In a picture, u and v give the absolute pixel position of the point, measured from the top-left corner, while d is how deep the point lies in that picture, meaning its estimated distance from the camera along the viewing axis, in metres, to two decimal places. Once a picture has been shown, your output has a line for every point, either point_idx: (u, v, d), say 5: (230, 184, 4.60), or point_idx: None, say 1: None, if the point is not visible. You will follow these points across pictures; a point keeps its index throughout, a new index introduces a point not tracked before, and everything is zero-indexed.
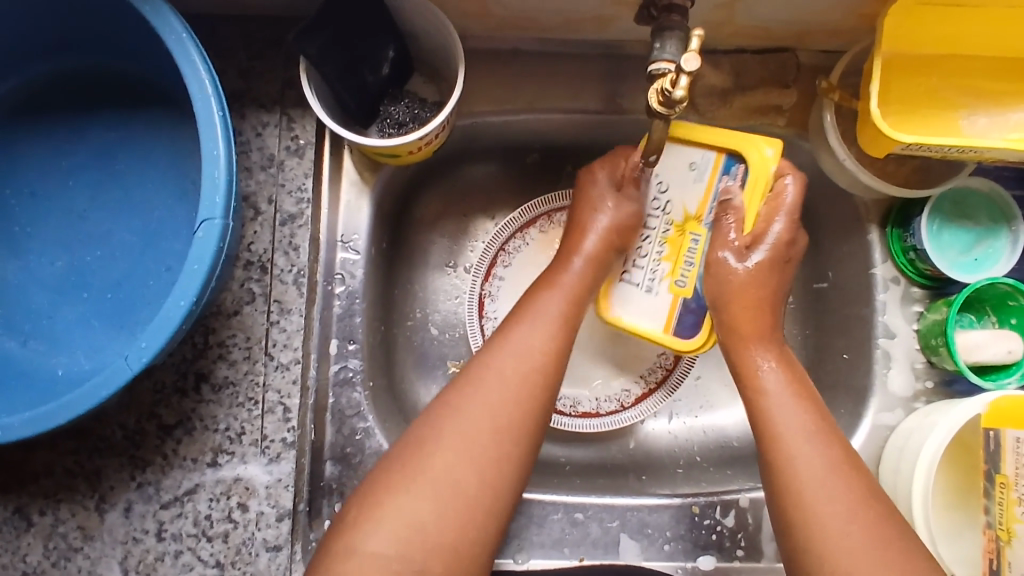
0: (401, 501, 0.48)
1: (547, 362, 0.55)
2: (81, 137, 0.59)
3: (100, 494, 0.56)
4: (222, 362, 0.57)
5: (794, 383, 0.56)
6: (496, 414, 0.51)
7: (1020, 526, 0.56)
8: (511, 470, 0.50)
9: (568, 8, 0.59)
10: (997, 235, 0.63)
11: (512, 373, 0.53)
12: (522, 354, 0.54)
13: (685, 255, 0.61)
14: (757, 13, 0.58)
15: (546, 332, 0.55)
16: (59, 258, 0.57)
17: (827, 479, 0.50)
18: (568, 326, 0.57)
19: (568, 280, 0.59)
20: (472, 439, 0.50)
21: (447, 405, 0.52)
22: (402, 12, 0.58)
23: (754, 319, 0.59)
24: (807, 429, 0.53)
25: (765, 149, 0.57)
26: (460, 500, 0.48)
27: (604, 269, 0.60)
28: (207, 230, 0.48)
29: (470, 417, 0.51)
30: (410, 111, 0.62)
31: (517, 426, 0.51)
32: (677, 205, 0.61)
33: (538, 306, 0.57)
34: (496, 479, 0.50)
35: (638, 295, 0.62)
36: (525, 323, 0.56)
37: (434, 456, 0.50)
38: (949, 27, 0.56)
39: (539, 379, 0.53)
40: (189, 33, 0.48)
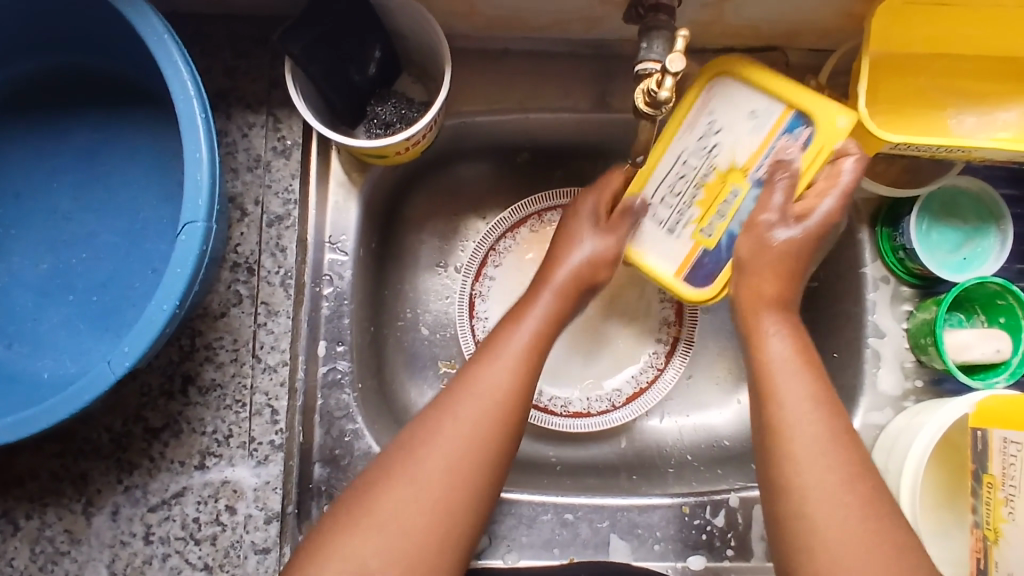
0: (351, 545, 0.47)
1: (514, 392, 0.53)
2: (67, 138, 0.58)
3: (87, 497, 0.55)
4: (209, 364, 0.57)
5: (802, 356, 0.52)
6: (453, 460, 0.50)
7: (1007, 526, 0.52)
8: (466, 508, 0.50)
9: (555, 7, 0.59)
10: (986, 234, 0.63)
11: (472, 416, 0.51)
12: (483, 389, 0.53)
13: (718, 207, 0.58)
14: (745, 12, 0.58)
15: (513, 366, 0.54)
16: (43, 261, 0.57)
17: (826, 460, 0.48)
18: (538, 353, 0.56)
19: (536, 312, 0.58)
20: (422, 484, 0.49)
21: (414, 441, 0.51)
22: (388, 12, 0.58)
23: (771, 287, 0.55)
24: (808, 402, 0.50)
25: (838, 116, 0.52)
26: (410, 544, 0.48)
27: (569, 298, 0.60)
28: (189, 233, 0.47)
29: (434, 459, 0.50)
30: (398, 111, 0.62)
31: (476, 466, 0.50)
32: (728, 152, 0.57)
33: (505, 336, 0.56)
34: (445, 526, 0.49)
35: (659, 234, 0.60)
36: (488, 364, 0.54)
37: (380, 502, 0.49)
38: (937, 26, 0.56)
39: (508, 413, 0.52)
40: (171, 33, 0.48)
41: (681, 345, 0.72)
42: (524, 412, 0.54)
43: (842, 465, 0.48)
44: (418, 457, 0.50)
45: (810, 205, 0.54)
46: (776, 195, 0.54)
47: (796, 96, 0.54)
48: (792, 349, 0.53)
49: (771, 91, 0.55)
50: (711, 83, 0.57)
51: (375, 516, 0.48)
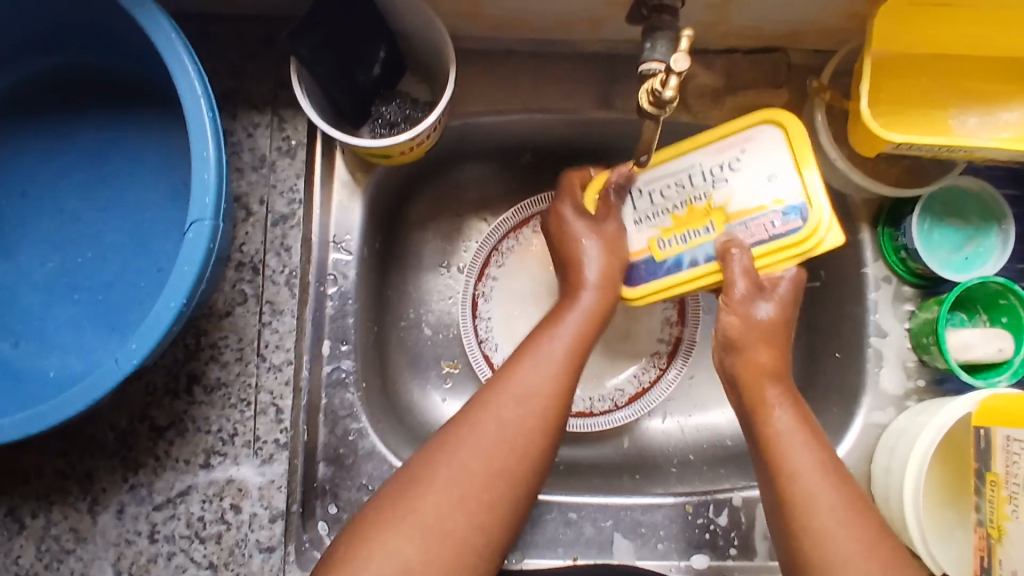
0: (393, 543, 0.47)
1: (558, 396, 0.54)
2: (73, 137, 0.59)
3: (92, 496, 0.56)
4: (214, 363, 0.57)
5: (804, 423, 0.54)
6: (492, 458, 0.51)
7: (1011, 524, 0.52)
8: (507, 511, 0.51)
9: (560, 8, 0.59)
10: (988, 234, 0.63)
11: (510, 421, 0.52)
12: (527, 391, 0.53)
13: (687, 230, 0.58)
14: (748, 12, 0.58)
15: (554, 369, 0.54)
16: (50, 260, 0.57)
17: (840, 522, 0.49)
18: (576, 363, 0.56)
19: (574, 311, 0.58)
20: (466, 484, 0.50)
21: (450, 438, 0.52)
22: (393, 12, 0.58)
23: (769, 352, 0.56)
24: (818, 470, 0.51)
25: (829, 236, 0.55)
26: (452, 545, 0.48)
27: (609, 294, 0.58)
28: (196, 231, 0.48)
29: (481, 453, 0.51)
30: (402, 111, 0.62)
31: (517, 466, 0.51)
32: (728, 189, 0.57)
33: (540, 341, 0.56)
34: (488, 525, 0.50)
35: (625, 221, 0.60)
36: (530, 363, 0.55)
37: (422, 500, 0.49)
38: (939, 26, 0.56)
39: (553, 413, 0.53)
40: (178, 33, 0.48)
41: (683, 345, 0.73)
42: (565, 412, 0.55)
43: (864, 530, 0.49)
44: (460, 455, 0.51)
45: (772, 281, 0.57)
46: (734, 274, 0.55)
47: (813, 198, 0.55)
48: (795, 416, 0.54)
49: (794, 154, 0.56)
50: (758, 121, 0.57)
51: (416, 516, 0.48)
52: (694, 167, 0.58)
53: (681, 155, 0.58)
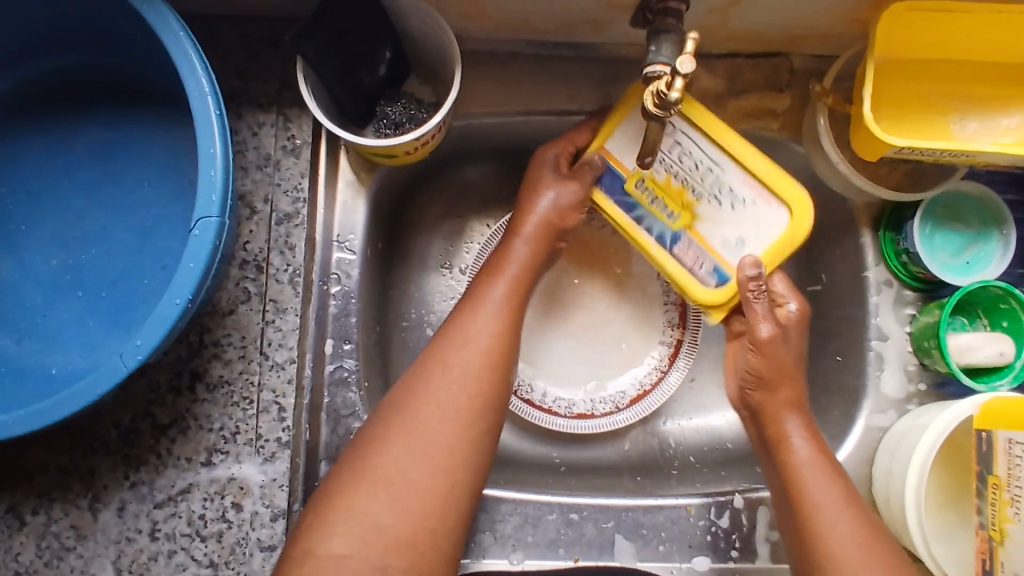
0: (364, 502, 0.49)
1: (500, 342, 0.56)
2: (79, 135, 0.59)
3: (93, 494, 0.56)
4: (216, 361, 0.57)
5: (823, 453, 0.56)
6: (448, 409, 0.52)
7: (1013, 526, 0.55)
8: (472, 461, 0.52)
9: (564, 11, 0.59)
10: (989, 238, 0.63)
11: (464, 371, 0.54)
12: (472, 337, 0.55)
13: (661, 196, 0.57)
14: (751, 17, 0.59)
15: (497, 314, 0.57)
16: (53, 257, 0.57)
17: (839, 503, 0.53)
18: (515, 325, 0.57)
19: (513, 261, 0.60)
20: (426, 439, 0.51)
21: (413, 391, 0.53)
22: (399, 14, 0.58)
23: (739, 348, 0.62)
24: (837, 503, 0.53)
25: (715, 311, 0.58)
26: (421, 497, 0.50)
27: (543, 243, 0.61)
28: (202, 228, 0.48)
29: (438, 400, 0.53)
30: (406, 112, 0.63)
31: (469, 412, 0.53)
32: (716, 212, 0.56)
33: (487, 291, 0.58)
34: (453, 477, 0.51)
35: (654, 137, 0.56)
36: (473, 314, 0.57)
37: (383, 454, 0.50)
38: (941, 31, 0.56)
39: (496, 355, 0.55)
40: (186, 31, 0.48)
41: (685, 346, 0.72)
42: (513, 354, 0.57)
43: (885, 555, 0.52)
44: (416, 411, 0.52)
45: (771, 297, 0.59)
46: (757, 307, 0.56)
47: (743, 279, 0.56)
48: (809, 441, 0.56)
49: (770, 251, 0.55)
50: (789, 206, 0.54)
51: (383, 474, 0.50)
52: (719, 171, 0.55)
53: (716, 147, 0.55)
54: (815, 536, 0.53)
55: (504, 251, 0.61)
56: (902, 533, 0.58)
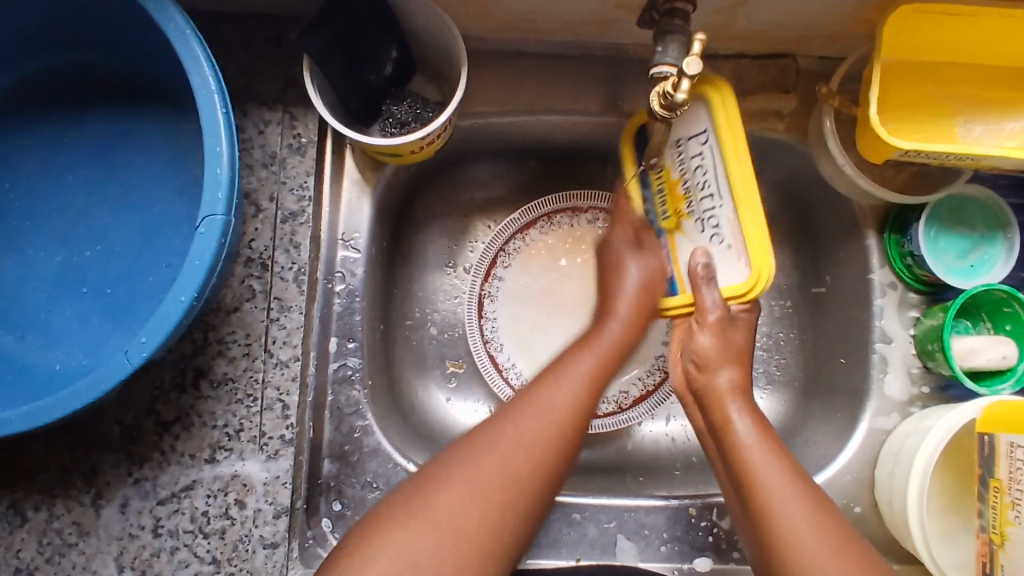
0: (421, 527, 0.48)
1: (580, 410, 0.55)
2: (83, 131, 0.59)
3: (96, 490, 0.56)
4: (221, 359, 0.57)
5: (765, 433, 0.54)
6: (507, 456, 0.51)
7: (1014, 530, 0.53)
8: (516, 514, 0.50)
9: (570, 11, 0.59)
10: (993, 241, 0.63)
11: (528, 430, 0.53)
12: (549, 404, 0.54)
13: (671, 186, 0.58)
14: (757, 18, 0.58)
15: (576, 387, 0.56)
16: (58, 254, 0.57)
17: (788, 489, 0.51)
18: (588, 396, 0.56)
19: (602, 342, 0.60)
20: (488, 489, 0.50)
21: (484, 433, 0.53)
22: (404, 12, 0.58)
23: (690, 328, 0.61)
24: (783, 481, 0.52)
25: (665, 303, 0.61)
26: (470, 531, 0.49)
27: (636, 329, 0.61)
28: (208, 226, 0.48)
29: (506, 453, 0.52)
30: (412, 111, 0.63)
31: (534, 471, 0.52)
32: (694, 229, 0.57)
33: (570, 361, 0.58)
34: (496, 529, 0.50)
35: (693, 124, 0.55)
36: (559, 381, 0.56)
37: (440, 494, 0.49)
38: (948, 34, 0.56)
39: (571, 430, 0.54)
40: (193, 29, 0.48)
41: None
42: (582, 435, 0.55)
43: (831, 530, 0.50)
44: (479, 457, 0.51)
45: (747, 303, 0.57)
46: (706, 296, 0.55)
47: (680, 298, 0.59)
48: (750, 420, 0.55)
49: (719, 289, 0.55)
50: (750, 270, 0.52)
51: (440, 503, 0.49)
52: (717, 202, 0.53)
53: (725, 181, 0.52)
54: (764, 518, 0.51)
55: (595, 332, 0.61)
56: (904, 536, 0.58)
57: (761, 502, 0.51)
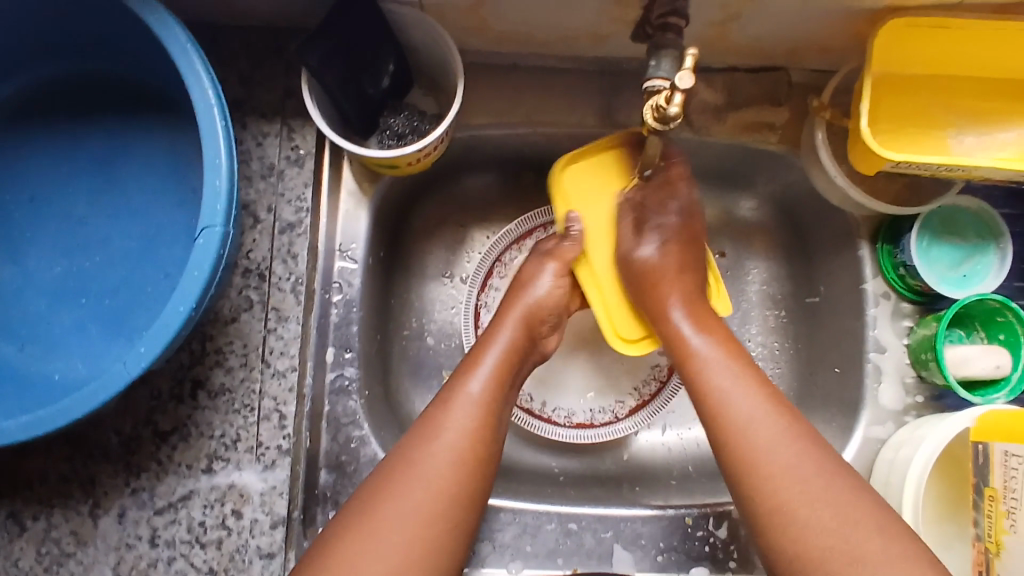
0: (361, 551, 0.49)
1: (474, 438, 0.54)
2: (85, 142, 0.59)
3: (94, 500, 0.56)
4: (218, 369, 0.58)
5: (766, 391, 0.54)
6: (416, 511, 0.51)
7: (1009, 538, 0.55)
8: (441, 548, 0.51)
9: (565, 25, 0.60)
10: (985, 251, 0.64)
11: (432, 473, 0.52)
12: (447, 438, 0.53)
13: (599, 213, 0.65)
14: (750, 31, 0.59)
15: (472, 410, 0.55)
16: (58, 264, 0.58)
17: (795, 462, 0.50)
18: (497, 397, 0.57)
19: (492, 351, 0.59)
20: (426, 484, 0.52)
21: (379, 495, 0.51)
22: (403, 26, 0.59)
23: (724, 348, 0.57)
24: (816, 475, 0.50)
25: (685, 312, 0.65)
26: (417, 523, 0.50)
27: (524, 331, 0.61)
28: (207, 237, 0.48)
29: (406, 503, 0.51)
30: (410, 123, 0.63)
31: (440, 513, 0.51)
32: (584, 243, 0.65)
33: (462, 382, 0.57)
34: (444, 511, 0.51)
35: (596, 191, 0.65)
36: (470, 374, 0.57)
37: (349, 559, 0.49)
38: (938, 47, 0.57)
39: (472, 449, 0.54)
40: (194, 43, 0.49)
41: None
42: (490, 449, 0.55)
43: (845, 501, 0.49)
44: (389, 508, 0.51)
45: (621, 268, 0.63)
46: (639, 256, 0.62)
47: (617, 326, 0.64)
48: (761, 401, 0.53)
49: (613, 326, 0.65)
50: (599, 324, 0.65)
51: (380, 524, 0.50)
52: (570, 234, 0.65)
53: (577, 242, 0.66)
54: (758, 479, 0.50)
55: (485, 342, 0.60)
56: None
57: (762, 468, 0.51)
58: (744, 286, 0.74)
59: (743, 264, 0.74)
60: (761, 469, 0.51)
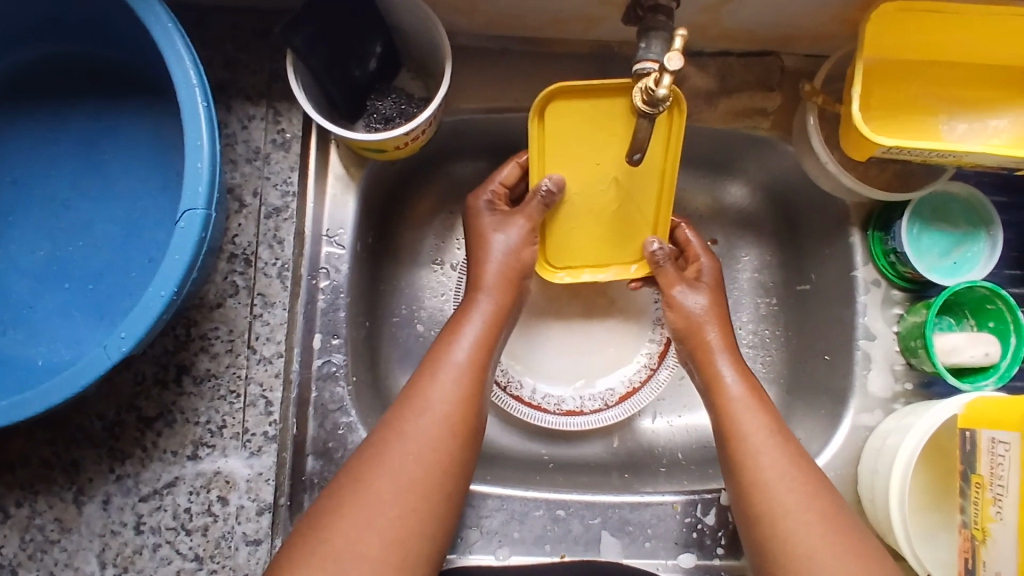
0: (383, 481, 0.51)
1: (472, 375, 0.56)
2: (66, 125, 0.58)
3: (78, 486, 0.55)
4: (203, 354, 0.57)
5: (758, 400, 0.58)
6: (440, 418, 0.54)
7: (994, 526, 0.51)
8: (455, 455, 0.54)
9: (555, 8, 0.59)
10: (976, 239, 0.63)
11: (453, 382, 0.55)
12: (455, 364, 0.56)
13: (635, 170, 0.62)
14: (742, 15, 0.59)
15: (469, 353, 0.57)
16: (40, 248, 0.57)
17: (785, 472, 0.54)
18: (489, 345, 0.59)
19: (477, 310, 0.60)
20: (448, 385, 0.55)
21: (413, 403, 0.54)
22: (390, 8, 0.58)
23: (718, 337, 0.62)
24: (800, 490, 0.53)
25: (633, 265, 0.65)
26: (432, 449, 0.53)
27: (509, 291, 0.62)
28: (188, 220, 0.47)
29: (432, 397, 0.54)
30: (397, 106, 0.63)
31: (451, 427, 0.54)
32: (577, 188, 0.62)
33: (462, 322, 0.60)
34: (450, 464, 0.53)
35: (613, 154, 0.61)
36: (463, 324, 0.59)
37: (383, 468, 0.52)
38: (931, 32, 0.57)
39: (471, 387, 0.56)
40: (174, 23, 0.48)
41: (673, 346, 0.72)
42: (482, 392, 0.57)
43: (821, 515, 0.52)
44: (416, 418, 0.54)
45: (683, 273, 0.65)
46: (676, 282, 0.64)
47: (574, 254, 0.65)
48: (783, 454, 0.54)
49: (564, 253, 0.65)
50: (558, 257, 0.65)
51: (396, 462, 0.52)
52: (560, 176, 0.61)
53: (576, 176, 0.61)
54: (757, 494, 0.53)
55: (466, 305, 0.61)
56: (887, 532, 0.59)
57: (755, 475, 0.54)
58: (734, 274, 0.74)
59: (734, 252, 0.74)
60: (754, 476, 0.54)
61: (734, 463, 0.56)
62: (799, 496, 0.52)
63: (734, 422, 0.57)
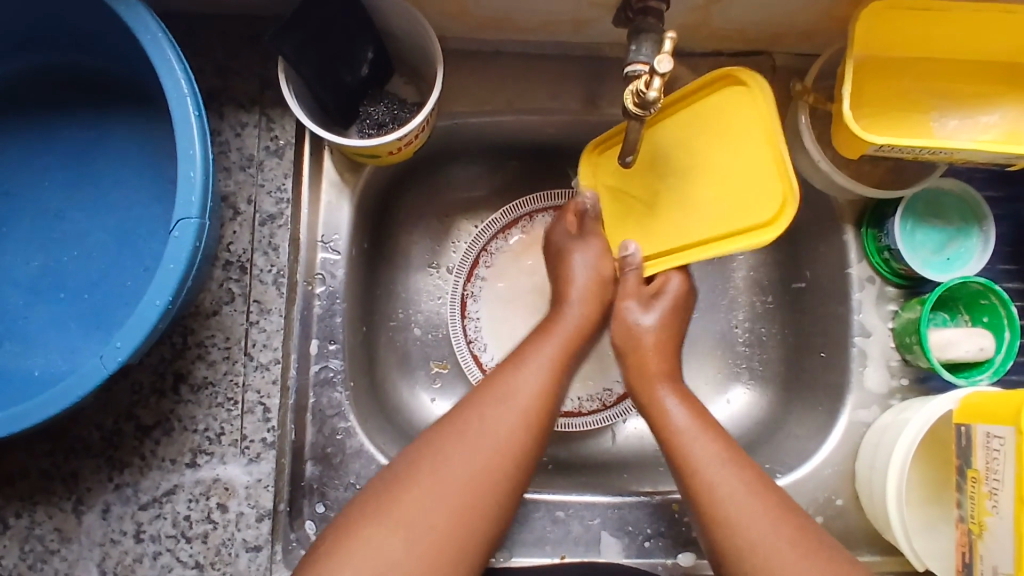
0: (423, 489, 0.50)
1: (546, 393, 0.56)
2: (59, 136, 0.59)
3: (77, 496, 0.55)
4: (200, 362, 0.57)
5: (700, 419, 0.57)
6: (503, 430, 0.53)
7: (991, 520, 0.51)
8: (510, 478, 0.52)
9: (544, 11, 0.59)
10: (969, 234, 0.64)
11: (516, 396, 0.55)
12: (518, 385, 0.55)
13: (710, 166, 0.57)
14: (731, 15, 0.59)
15: (542, 367, 0.57)
16: (34, 259, 0.57)
17: (745, 500, 0.52)
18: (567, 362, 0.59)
19: (566, 319, 0.61)
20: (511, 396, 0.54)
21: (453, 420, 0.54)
22: (382, 14, 0.58)
23: (659, 360, 0.62)
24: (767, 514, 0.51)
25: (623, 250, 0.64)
26: (500, 452, 0.52)
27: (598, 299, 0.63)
28: (182, 229, 0.48)
29: (505, 406, 0.54)
30: (390, 111, 0.63)
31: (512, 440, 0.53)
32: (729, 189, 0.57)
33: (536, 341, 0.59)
34: (499, 472, 0.52)
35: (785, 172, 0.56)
36: (547, 334, 0.60)
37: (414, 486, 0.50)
38: (920, 28, 0.57)
39: (538, 409, 0.55)
40: (165, 33, 0.48)
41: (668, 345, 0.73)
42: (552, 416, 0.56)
43: (794, 531, 0.50)
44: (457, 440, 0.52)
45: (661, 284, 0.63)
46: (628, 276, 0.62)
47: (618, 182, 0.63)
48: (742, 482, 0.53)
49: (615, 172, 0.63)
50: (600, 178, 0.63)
51: (452, 452, 0.51)
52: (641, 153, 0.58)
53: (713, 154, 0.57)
54: (719, 527, 0.51)
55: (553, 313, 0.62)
56: (885, 528, 0.59)
57: (712, 508, 0.52)
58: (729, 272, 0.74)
59: (729, 250, 0.74)
60: (710, 506, 0.52)
61: (688, 490, 0.54)
62: (764, 521, 0.50)
63: (686, 451, 0.55)
